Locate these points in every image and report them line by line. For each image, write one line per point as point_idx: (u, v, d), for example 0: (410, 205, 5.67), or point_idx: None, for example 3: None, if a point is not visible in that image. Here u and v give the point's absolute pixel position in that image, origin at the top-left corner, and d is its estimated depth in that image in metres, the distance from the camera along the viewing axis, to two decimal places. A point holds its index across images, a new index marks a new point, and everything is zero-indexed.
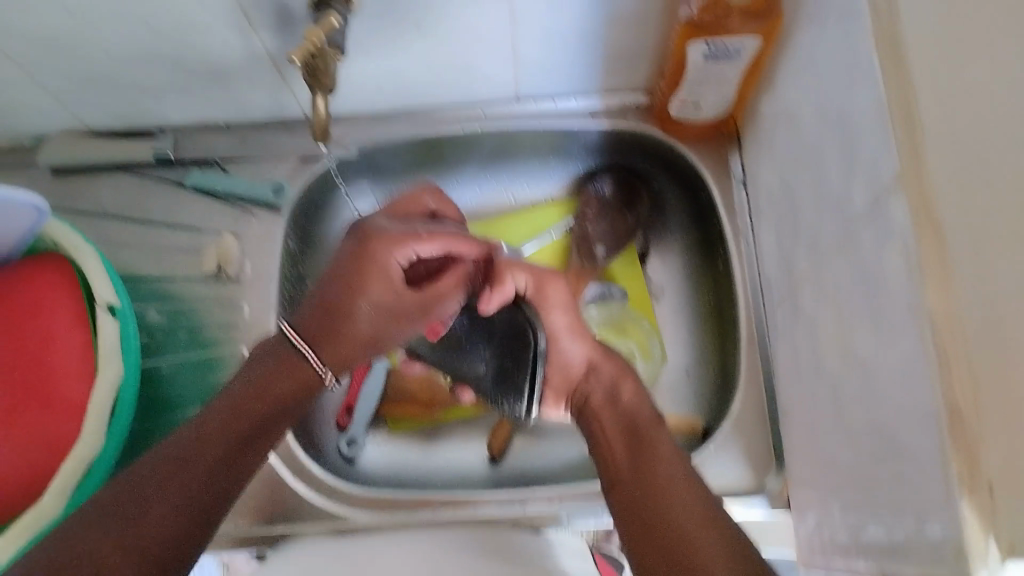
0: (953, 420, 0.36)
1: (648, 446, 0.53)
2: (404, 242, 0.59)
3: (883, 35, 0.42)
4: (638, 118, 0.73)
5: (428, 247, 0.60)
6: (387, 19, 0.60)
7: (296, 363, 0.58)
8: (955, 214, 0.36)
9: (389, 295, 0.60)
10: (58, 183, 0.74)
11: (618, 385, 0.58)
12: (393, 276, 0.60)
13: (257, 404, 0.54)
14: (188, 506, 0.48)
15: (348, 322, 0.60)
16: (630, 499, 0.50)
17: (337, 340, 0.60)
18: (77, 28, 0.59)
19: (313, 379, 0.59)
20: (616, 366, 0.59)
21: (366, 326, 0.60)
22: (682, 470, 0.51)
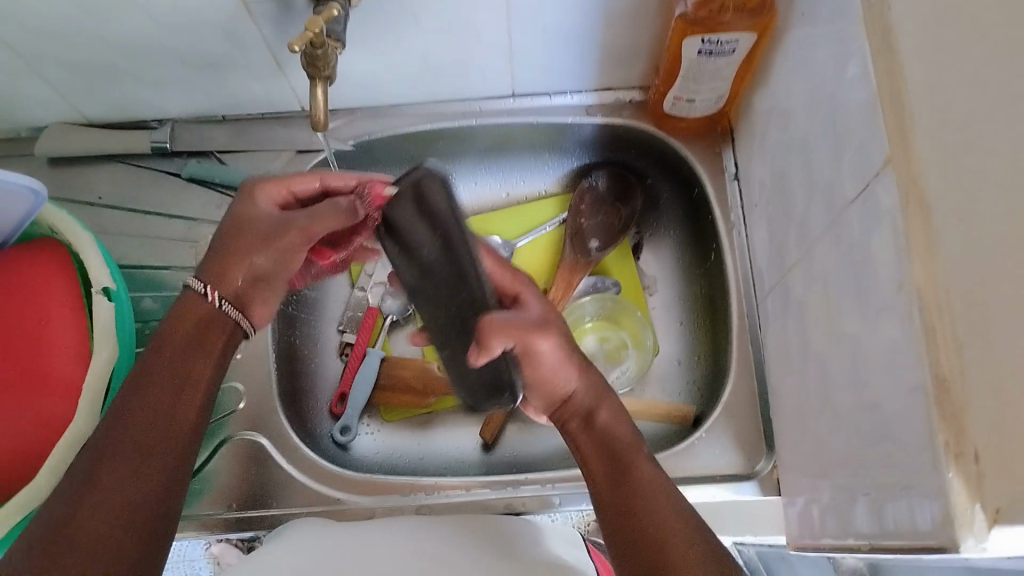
0: (942, 395, 0.37)
1: (626, 467, 0.52)
2: (280, 179, 0.59)
3: (877, 25, 0.43)
4: (633, 113, 0.74)
5: (302, 179, 0.58)
6: (386, 13, 0.61)
7: (190, 307, 0.55)
8: (946, 198, 0.38)
9: (263, 220, 0.57)
10: (54, 172, 0.74)
11: (596, 410, 0.54)
12: (267, 209, 0.57)
13: (184, 347, 0.53)
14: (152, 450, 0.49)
15: (235, 258, 0.56)
16: (621, 527, 0.49)
17: (223, 272, 0.56)
18: (79, 18, 0.59)
19: (212, 311, 0.55)
20: (592, 384, 0.56)
21: (245, 262, 0.56)
22: (678, 513, 0.49)
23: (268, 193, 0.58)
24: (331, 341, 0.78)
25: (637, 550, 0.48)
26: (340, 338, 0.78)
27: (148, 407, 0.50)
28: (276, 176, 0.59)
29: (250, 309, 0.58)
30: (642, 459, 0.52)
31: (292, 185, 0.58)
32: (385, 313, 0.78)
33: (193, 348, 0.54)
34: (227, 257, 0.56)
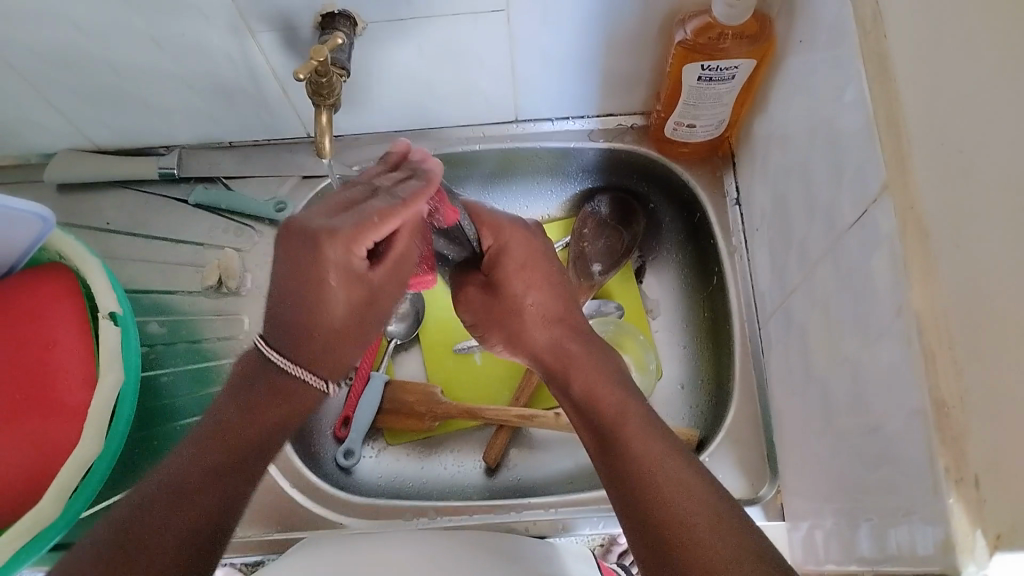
0: (942, 419, 0.37)
1: (617, 439, 0.50)
2: (358, 242, 0.48)
3: (870, 50, 0.44)
4: (634, 139, 0.75)
5: (384, 233, 0.48)
6: (389, 42, 0.62)
7: (293, 389, 0.54)
8: (940, 221, 0.38)
9: (356, 285, 0.52)
10: (62, 199, 0.75)
11: (572, 378, 0.57)
12: (354, 268, 0.51)
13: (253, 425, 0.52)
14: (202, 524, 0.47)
15: (325, 326, 0.54)
16: (626, 502, 0.47)
17: (322, 342, 0.55)
18: (87, 46, 0.60)
19: (318, 396, 0.56)
20: (576, 348, 0.59)
21: (348, 321, 0.55)
22: (684, 471, 0.47)
23: (349, 257, 0.49)
24: None
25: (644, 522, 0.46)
26: None
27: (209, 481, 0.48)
28: (349, 239, 0.48)
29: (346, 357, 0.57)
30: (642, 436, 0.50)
31: (374, 243, 0.49)
32: (389, 336, 0.78)
33: (261, 433, 0.53)
34: (317, 329, 0.54)
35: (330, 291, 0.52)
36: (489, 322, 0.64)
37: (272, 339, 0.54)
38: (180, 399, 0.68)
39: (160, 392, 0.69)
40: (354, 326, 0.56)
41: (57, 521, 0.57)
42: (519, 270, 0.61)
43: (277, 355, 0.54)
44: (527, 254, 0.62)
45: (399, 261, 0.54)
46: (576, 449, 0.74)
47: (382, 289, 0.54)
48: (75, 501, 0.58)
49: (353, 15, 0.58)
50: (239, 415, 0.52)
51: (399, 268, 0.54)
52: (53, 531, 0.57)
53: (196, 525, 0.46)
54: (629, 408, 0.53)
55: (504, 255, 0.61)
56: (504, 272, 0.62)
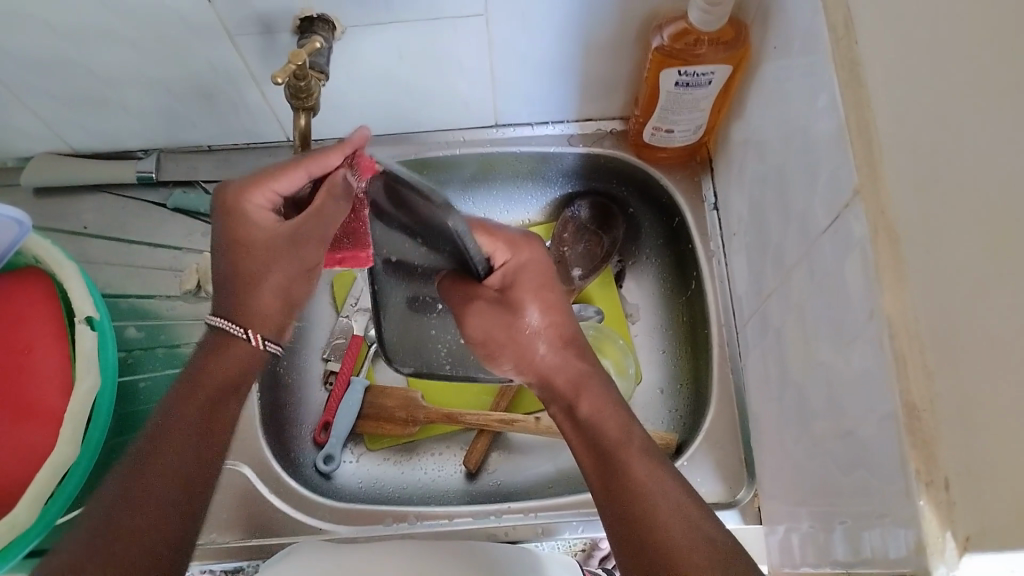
0: (912, 422, 0.37)
1: (619, 467, 0.49)
2: (261, 186, 0.55)
3: (842, 57, 0.44)
4: (613, 143, 0.75)
5: (287, 179, 0.55)
6: (368, 45, 0.62)
7: (232, 342, 0.55)
8: (912, 227, 0.38)
9: (269, 236, 0.55)
10: (40, 203, 0.74)
11: (579, 397, 0.55)
12: (262, 219, 0.55)
13: (209, 388, 0.52)
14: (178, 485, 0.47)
15: (254, 288, 0.55)
16: (612, 510, 0.48)
17: (248, 305, 0.55)
18: (64, 48, 0.60)
19: (243, 346, 0.55)
20: (580, 371, 0.57)
21: (274, 282, 0.55)
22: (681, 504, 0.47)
23: (254, 200, 0.55)
24: (315, 370, 0.77)
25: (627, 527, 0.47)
26: (324, 367, 0.77)
27: (172, 447, 0.48)
28: (250, 185, 0.55)
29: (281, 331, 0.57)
30: (632, 452, 0.50)
31: (278, 188, 0.55)
32: (369, 340, 0.78)
33: (216, 397, 0.53)
34: (247, 296, 0.55)
35: (250, 242, 0.55)
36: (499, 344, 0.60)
37: (217, 311, 0.56)
38: (156, 404, 0.68)
39: (136, 398, 0.68)
40: (281, 293, 0.56)
41: (31, 527, 0.56)
42: (536, 287, 0.59)
43: (222, 321, 0.55)
44: (542, 278, 0.60)
45: (317, 215, 0.53)
46: (557, 453, 0.74)
47: (292, 248, 0.54)
48: (54, 505, 0.57)
49: (332, 19, 0.58)
50: (190, 385, 0.52)
51: (311, 224, 0.53)
52: (29, 537, 0.56)
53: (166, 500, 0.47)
54: (635, 437, 0.52)
55: (518, 273, 0.59)
56: (517, 288, 0.59)
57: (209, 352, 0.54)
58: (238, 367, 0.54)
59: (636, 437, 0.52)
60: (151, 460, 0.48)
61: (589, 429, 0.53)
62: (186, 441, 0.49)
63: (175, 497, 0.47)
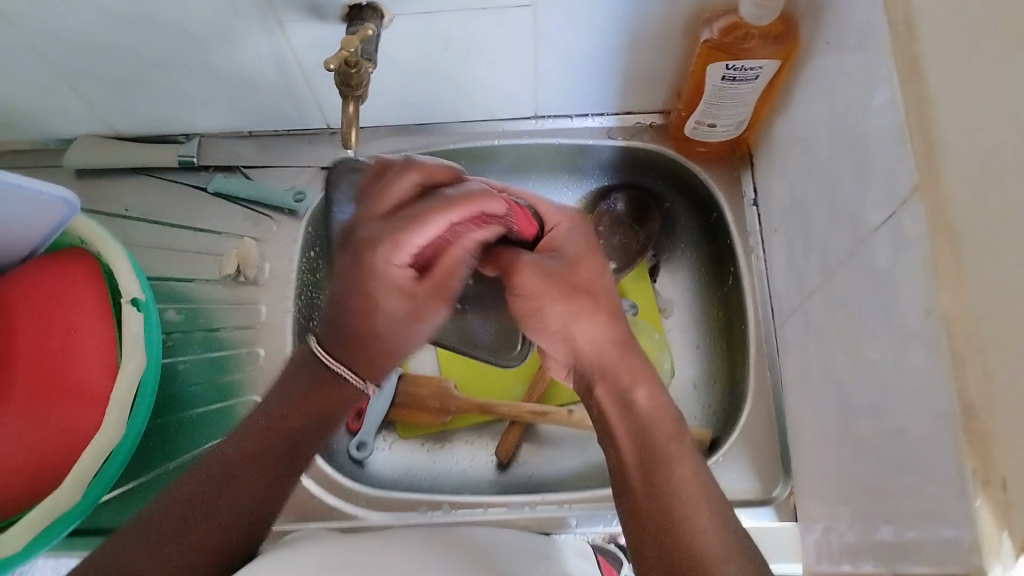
0: (969, 421, 0.37)
1: (665, 459, 0.52)
2: (400, 246, 0.54)
3: (902, 50, 0.44)
4: (653, 137, 0.75)
5: (456, 215, 0.54)
6: (414, 33, 0.62)
7: (338, 386, 0.57)
8: (971, 225, 0.38)
9: (409, 297, 0.57)
10: (82, 186, 0.75)
11: (633, 383, 0.56)
12: (398, 279, 0.55)
13: (301, 415, 0.56)
14: (246, 502, 0.51)
15: (375, 342, 0.57)
16: (646, 499, 0.51)
17: (372, 356, 0.58)
18: (116, 31, 0.60)
19: (354, 393, 0.58)
20: (633, 368, 0.57)
21: (399, 332, 0.58)
22: (711, 492, 0.51)
23: (396, 260, 0.55)
24: None
25: (661, 538, 0.48)
26: None
27: (246, 463, 0.52)
28: (393, 248, 0.54)
29: (371, 375, 0.59)
30: (683, 451, 0.53)
31: (416, 242, 0.54)
32: None
33: (310, 424, 0.56)
34: (368, 348, 0.57)
35: (382, 299, 0.56)
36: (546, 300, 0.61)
37: (322, 342, 0.58)
38: (194, 388, 0.69)
39: (176, 379, 0.69)
40: (393, 338, 0.58)
41: (76, 507, 0.57)
42: (590, 252, 0.63)
43: (324, 353, 0.57)
44: (586, 242, 0.64)
45: (445, 269, 0.59)
46: (587, 447, 0.74)
47: (439, 284, 0.59)
48: (97, 485, 0.59)
49: (381, 7, 0.58)
50: (284, 408, 0.55)
51: (443, 279, 0.59)
52: (69, 519, 0.57)
53: (226, 512, 0.50)
54: (683, 446, 0.53)
55: (568, 236, 0.63)
56: (569, 249, 0.63)
57: (308, 386, 0.57)
58: (334, 407, 0.57)
59: (682, 441, 0.53)
60: (226, 478, 0.51)
61: (643, 426, 0.54)
62: (257, 467, 0.52)
63: (243, 519, 0.51)
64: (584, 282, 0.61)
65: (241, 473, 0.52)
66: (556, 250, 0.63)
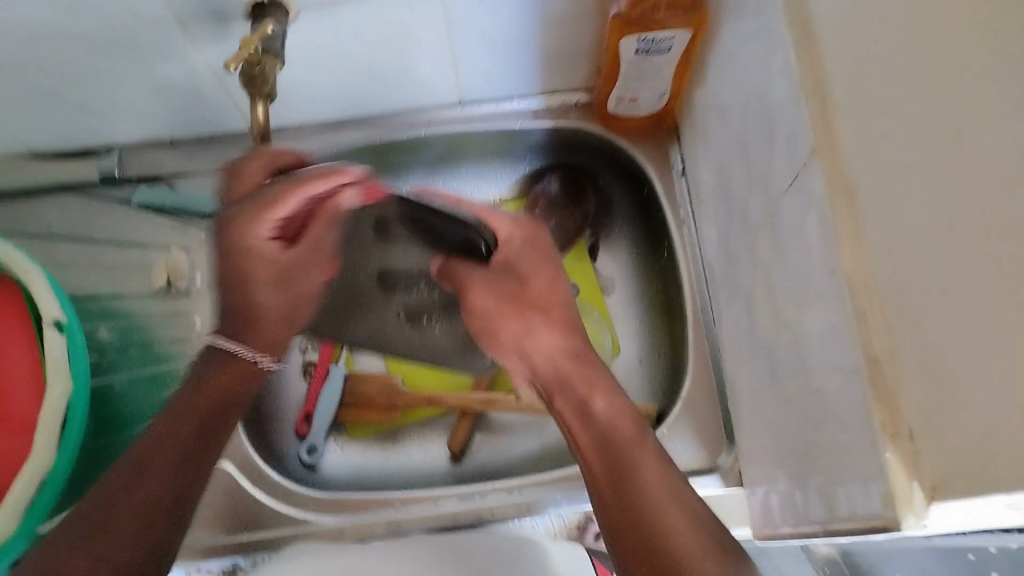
0: (876, 376, 0.38)
1: (629, 460, 0.50)
2: (262, 218, 0.52)
3: (794, 14, 0.44)
4: (579, 116, 0.75)
5: (287, 207, 0.52)
6: (322, 28, 0.61)
7: (232, 363, 0.55)
8: (866, 181, 0.39)
9: (275, 266, 0.55)
10: (2, 206, 0.73)
11: (591, 394, 0.55)
12: (264, 249, 0.54)
13: (214, 395, 0.54)
14: (172, 494, 0.49)
15: (258, 316, 0.57)
16: (614, 505, 0.49)
17: (261, 327, 0.57)
18: (16, 48, 0.59)
19: (251, 368, 0.56)
20: (589, 377, 0.56)
21: (281, 305, 0.57)
22: (673, 479, 0.49)
23: (259, 232, 0.53)
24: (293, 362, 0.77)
25: (641, 542, 0.46)
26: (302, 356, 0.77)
27: (164, 451, 0.50)
28: (250, 221, 0.52)
29: (268, 346, 0.58)
30: (646, 451, 0.51)
31: (276, 216, 0.53)
32: None
33: (219, 404, 0.54)
34: (254, 318, 0.57)
35: (256, 272, 0.55)
36: (498, 317, 0.62)
37: (219, 334, 0.57)
38: (135, 406, 0.68)
39: (116, 399, 0.69)
40: (285, 308, 0.57)
41: (14, 538, 0.57)
42: (543, 266, 0.61)
43: (228, 343, 0.56)
44: (543, 251, 0.62)
45: (314, 243, 0.57)
46: (539, 430, 0.74)
47: (299, 265, 0.57)
48: (34, 513, 0.57)
49: (284, 3, 0.57)
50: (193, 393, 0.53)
51: (314, 250, 0.57)
52: (9, 549, 0.57)
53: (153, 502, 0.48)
54: (648, 444, 0.52)
55: (521, 251, 0.61)
56: (521, 265, 0.61)
57: (206, 370, 0.55)
58: (239, 382, 0.56)
59: (646, 438, 0.52)
60: (146, 470, 0.49)
61: (604, 433, 0.52)
62: (174, 454, 0.50)
63: (167, 509, 0.49)
64: (536, 294, 0.61)
65: (149, 471, 0.49)
66: (509, 265, 0.61)
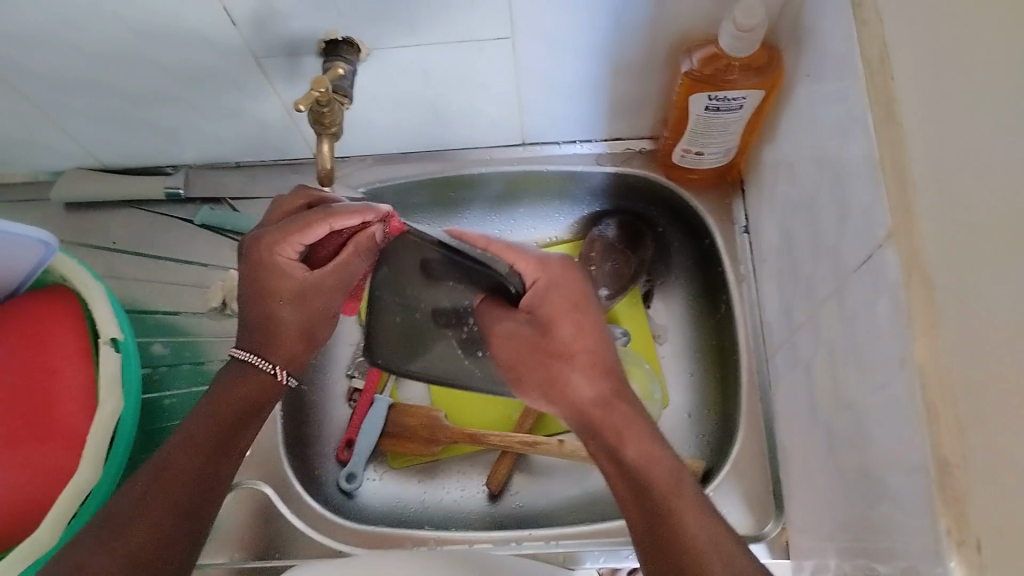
0: (943, 477, 0.36)
1: (665, 501, 0.48)
2: (288, 240, 0.56)
3: (877, 92, 0.43)
4: (643, 163, 0.73)
5: (314, 232, 0.56)
6: (392, 67, 0.61)
7: (257, 384, 0.59)
8: (945, 275, 0.37)
9: (297, 289, 0.58)
10: (71, 218, 0.75)
11: (622, 440, 0.52)
12: (292, 271, 0.57)
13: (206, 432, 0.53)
14: (168, 514, 0.48)
15: (261, 333, 0.59)
16: (650, 537, 0.47)
17: (274, 347, 0.59)
18: (94, 71, 0.60)
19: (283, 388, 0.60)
20: (632, 408, 0.54)
21: (298, 325, 0.60)
22: (712, 518, 0.47)
23: (283, 251, 0.57)
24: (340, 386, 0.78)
25: (675, 570, 0.45)
26: (349, 382, 0.78)
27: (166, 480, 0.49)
28: (279, 242, 0.56)
29: (287, 368, 0.62)
30: (684, 497, 0.48)
31: (303, 242, 0.56)
32: None
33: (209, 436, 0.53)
34: (265, 337, 0.59)
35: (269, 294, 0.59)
36: (525, 365, 0.61)
37: None
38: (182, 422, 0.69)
39: (164, 416, 0.69)
40: (303, 332, 0.60)
41: (53, 549, 0.57)
42: (568, 309, 0.58)
43: (234, 360, 0.60)
44: (572, 294, 0.59)
45: (341, 270, 0.58)
46: (582, 478, 0.73)
47: (318, 294, 0.59)
48: (77, 523, 0.58)
49: (358, 42, 0.58)
50: (222, 398, 0.56)
51: (342, 277, 0.59)
52: (49, 559, 0.57)
53: (147, 534, 0.46)
54: (684, 477, 0.50)
55: (548, 292, 0.59)
56: (548, 307, 0.59)
57: (225, 387, 0.57)
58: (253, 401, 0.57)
59: (680, 471, 0.50)
60: (139, 503, 0.47)
61: (640, 472, 0.50)
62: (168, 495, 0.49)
63: (146, 552, 0.46)
64: (555, 344, 0.58)
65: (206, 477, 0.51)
66: (534, 311, 0.60)
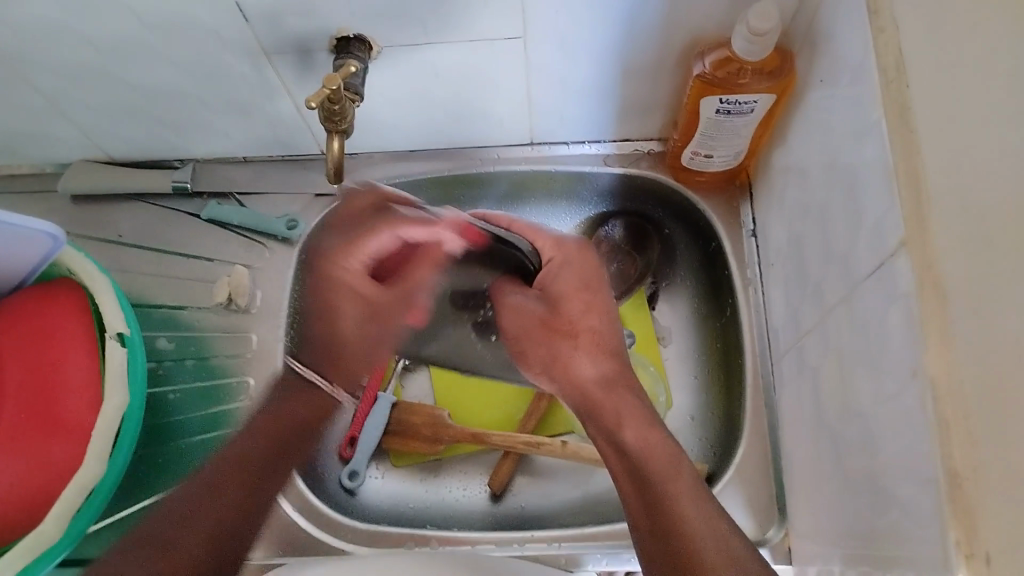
0: (953, 490, 0.36)
1: (659, 481, 0.54)
2: (356, 252, 0.59)
3: (892, 99, 0.43)
4: (651, 165, 0.74)
5: (378, 239, 0.59)
6: (403, 65, 0.61)
7: (311, 393, 0.65)
8: (958, 286, 0.37)
9: (368, 305, 0.60)
10: (77, 211, 0.75)
11: (620, 423, 0.60)
12: (360, 287, 0.60)
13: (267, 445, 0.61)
14: (235, 504, 0.56)
15: (324, 343, 0.65)
16: (646, 516, 0.53)
17: (345, 363, 0.66)
18: (103, 64, 0.60)
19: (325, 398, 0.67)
20: (631, 402, 0.61)
21: (355, 333, 0.62)
22: (702, 497, 0.53)
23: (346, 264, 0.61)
24: None
25: (664, 543, 0.50)
26: None
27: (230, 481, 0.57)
28: (351, 252, 0.60)
29: (339, 377, 0.67)
30: (682, 477, 0.54)
31: (370, 250, 0.59)
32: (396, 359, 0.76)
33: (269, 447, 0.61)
34: (323, 349, 0.65)
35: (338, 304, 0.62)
36: (527, 340, 0.66)
37: (303, 358, 0.66)
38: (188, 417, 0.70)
39: (169, 410, 0.70)
40: (360, 347, 0.65)
41: (59, 543, 0.58)
42: (579, 289, 0.65)
43: (302, 366, 0.66)
44: (580, 276, 0.66)
45: (405, 291, 0.60)
46: (585, 479, 0.72)
47: (386, 312, 0.61)
48: (82, 518, 0.60)
49: (369, 40, 0.58)
50: (276, 412, 0.63)
51: (402, 298, 0.60)
52: (54, 553, 0.58)
53: (221, 519, 0.54)
54: (682, 469, 0.55)
55: (561, 272, 0.65)
56: (559, 286, 0.65)
57: (291, 393, 0.65)
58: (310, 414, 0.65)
59: (678, 463, 0.55)
60: (210, 495, 0.55)
61: (637, 462, 0.56)
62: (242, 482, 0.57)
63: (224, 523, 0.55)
64: (564, 321, 0.65)
65: (250, 460, 0.59)
66: (545, 288, 0.65)
